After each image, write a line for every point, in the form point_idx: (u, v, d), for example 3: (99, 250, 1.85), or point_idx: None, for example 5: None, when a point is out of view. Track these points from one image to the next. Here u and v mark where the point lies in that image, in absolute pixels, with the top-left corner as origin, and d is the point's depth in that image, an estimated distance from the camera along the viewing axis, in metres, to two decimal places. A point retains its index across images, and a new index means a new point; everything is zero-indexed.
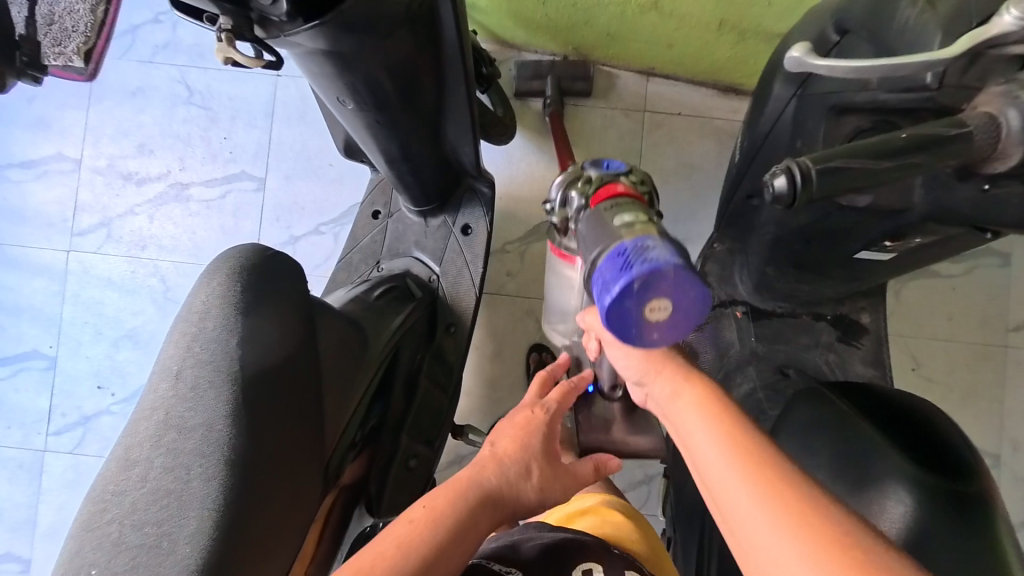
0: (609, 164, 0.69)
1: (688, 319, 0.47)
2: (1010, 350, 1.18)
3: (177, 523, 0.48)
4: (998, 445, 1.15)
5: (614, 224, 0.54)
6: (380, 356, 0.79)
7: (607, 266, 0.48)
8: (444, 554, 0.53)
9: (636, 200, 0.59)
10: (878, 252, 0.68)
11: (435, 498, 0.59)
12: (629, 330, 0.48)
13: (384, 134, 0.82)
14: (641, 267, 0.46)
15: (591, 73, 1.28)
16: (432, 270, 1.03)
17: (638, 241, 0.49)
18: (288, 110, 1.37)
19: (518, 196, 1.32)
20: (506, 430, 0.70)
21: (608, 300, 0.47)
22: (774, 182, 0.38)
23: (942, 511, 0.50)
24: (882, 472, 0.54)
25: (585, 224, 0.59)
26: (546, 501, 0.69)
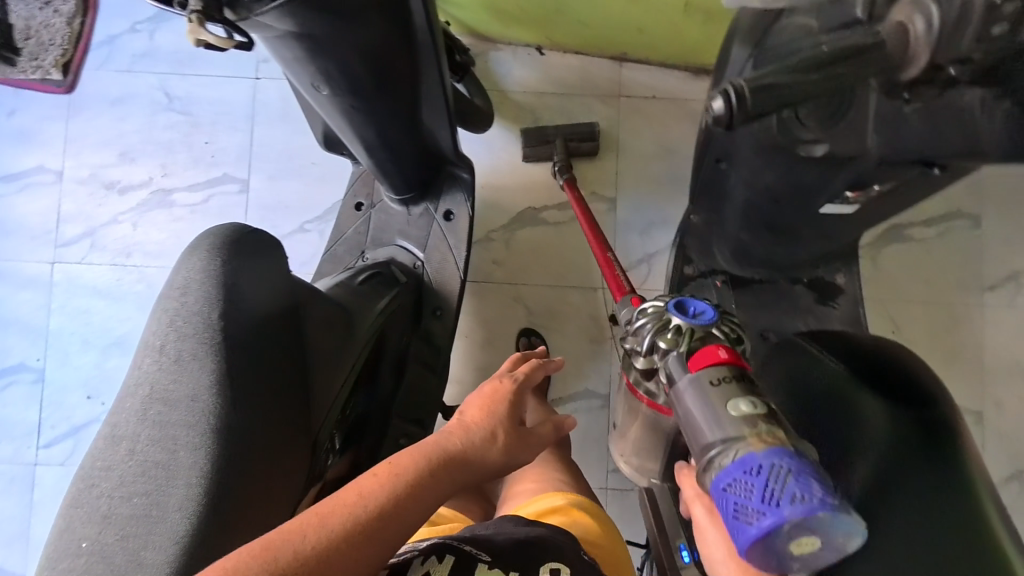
0: (694, 306, 0.60)
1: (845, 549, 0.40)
2: (985, 309, 1.21)
3: (165, 492, 0.49)
4: (982, 402, 1.17)
5: (732, 414, 0.46)
6: (366, 338, 0.80)
7: (737, 485, 0.42)
8: (398, 508, 0.53)
9: (745, 371, 0.50)
10: (841, 205, 0.71)
11: (399, 457, 0.59)
12: (767, 558, 0.42)
13: (361, 121, 0.84)
14: (790, 507, 0.39)
15: (594, 130, 1.30)
16: (416, 257, 1.04)
17: (772, 461, 0.41)
18: (268, 111, 1.38)
19: (501, 184, 1.34)
20: (474, 400, 0.71)
21: (751, 535, 0.40)
22: (713, 104, 0.39)
23: (913, 434, 0.50)
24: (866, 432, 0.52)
25: (689, 395, 0.50)
26: (513, 465, 0.68)
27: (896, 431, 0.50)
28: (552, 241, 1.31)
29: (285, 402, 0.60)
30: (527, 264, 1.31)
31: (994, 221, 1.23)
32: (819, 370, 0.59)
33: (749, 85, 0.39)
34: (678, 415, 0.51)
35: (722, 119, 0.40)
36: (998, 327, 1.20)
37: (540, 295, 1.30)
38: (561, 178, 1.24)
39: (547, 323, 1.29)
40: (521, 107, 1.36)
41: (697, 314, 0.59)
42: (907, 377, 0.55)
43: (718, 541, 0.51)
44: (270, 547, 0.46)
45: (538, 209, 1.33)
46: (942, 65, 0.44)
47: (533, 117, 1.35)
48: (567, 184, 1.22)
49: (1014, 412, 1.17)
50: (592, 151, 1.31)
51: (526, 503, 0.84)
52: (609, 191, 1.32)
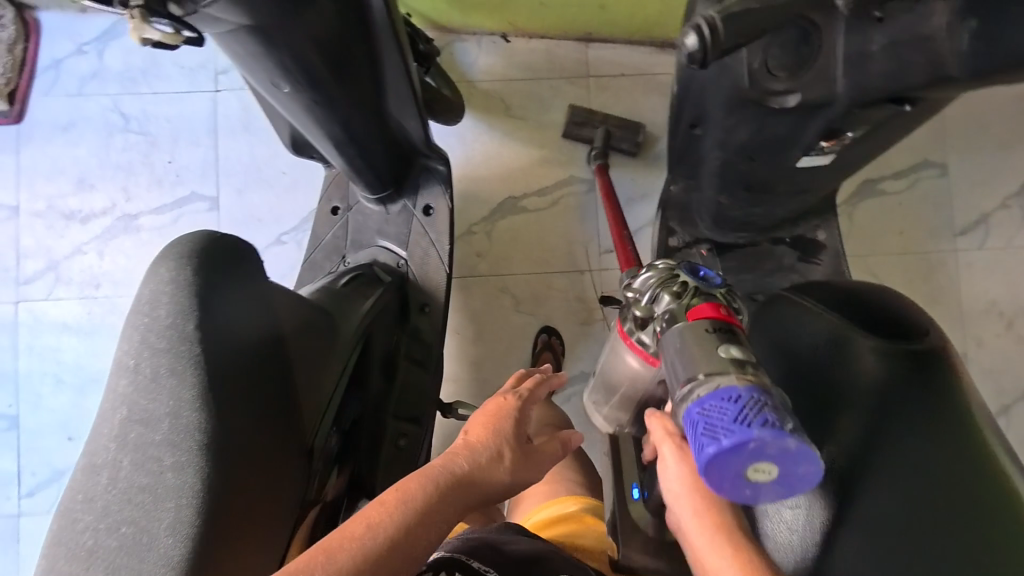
0: (704, 270, 0.60)
1: (790, 482, 0.45)
2: (959, 253, 1.24)
3: (154, 518, 0.45)
4: (963, 342, 1.21)
5: (721, 355, 0.49)
6: (352, 339, 0.77)
7: (714, 410, 0.46)
8: (409, 533, 0.52)
9: (734, 328, 0.53)
10: (818, 155, 0.71)
11: (405, 483, 0.57)
12: (724, 480, 0.46)
13: (326, 117, 0.82)
14: (760, 429, 0.43)
15: (638, 132, 1.29)
16: (398, 256, 1.02)
17: (752, 393, 0.46)
18: (231, 124, 1.34)
19: (477, 175, 1.32)
20: (476, 417, 0.67)
21: (713, 451, 0.44)
22: (687, 40, 0.43)
23: (905, 373, 0.55)
24: (868, 380, 0.56)
25: (676, 344, 0.52)
26: (518, 485, 0.65)
27: (896, 377, 0.55)
28: (535, 229, 1.30)
29: (275, 413, 0.57)
30: (512, 253, 1.30)
31: (959, 168, 1.27)
32: (818, 323, 0.61)
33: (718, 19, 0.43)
34: (665, 360, 0.54)
35: (697, 56, 0.44)
36: (974, 269, 1.24)
37: (527, 283, 1.29)
38: (595, 162, 1.26)
39: (537, 310, 1.28)
40: (490, 97, 1.34)
41: (705, 276, 0.59)
42: (895, 320, 0.59)
43: (677, 476, 0.56)
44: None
45: (517, 197, 1.32)
46: None
47: (504, 105, 1.34)
48: (599, 169, 1.24)
49: (995, 350, 1.21)
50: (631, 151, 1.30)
51: (538, 509, 0.84)
52: (586, 172, 1.32)
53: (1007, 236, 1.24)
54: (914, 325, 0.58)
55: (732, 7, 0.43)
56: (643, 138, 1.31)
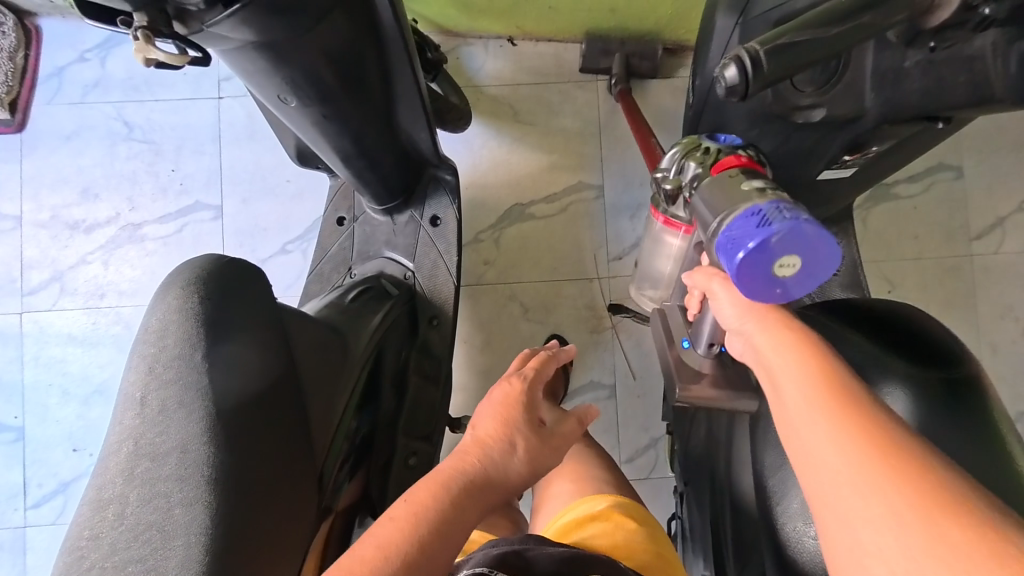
0: (723, 137, 0.67)
1: (818, 275, 0.45)
2: (976, 258, 1.22)
3: (163, 556, 0.43)
4: (979, 349, 1.18)
5: (746, 189, 0.51)
6: (362, 357, 0.75)
7: (733, 227, 0.47)
8: (426, 551, 0.49)
9: (756, 170, 0.57)
10: (839, 168, 0.69)
11: (416, 492, 0.54)
12: (754, 286, 0.46)
13: (335, 130, 0.80)
14: (780, 224, 0.44)
15: (657, 51, 1.29)
16: (406, 268, 1.00)
17: (773, 203, 0.47)
18: (234, 131, 1.33)
19: (485, 182, 1.30)
20: (485, 411, 0.66)
21: (743, 255, 0.45)
22: (726, 73, 0.40)
23: (941, 395, 0.53)
24: (908, 410, 0.54)
25: (703, 195, 0.56)
26: (538, 473, 0.64)
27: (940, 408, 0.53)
28: (543, 235, 1.29)
29: (291, 434, 0.56)
30: (520, 261, 1.28)
31: (976, 170, 1.24)
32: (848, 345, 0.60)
33: (762, 49, 0.38)
34: (696, 218, 0.58)
35: (738, 88, 0.40)
36: (991, 274, 1.21)
37: (535, 290, 1.27)
38: (617, 87, 1.25)
39: (545, 318, 1.26)
40: (498, 102, 1.33)
41: (724, 140, 0.66)
42: (929, 342, 0.57)
43: (732, 301, 0.50)
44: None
45: (525, 203, 1.30)
46: (976, 7, 0.41)
47: (511, 110, 1.32)
48: (622, 93, 1.23)
49: (1011, 358, 1.18)
50: (651, 72, 1.30)
51: (567, 509, 0.82)
52: (595, 177, 1.30)
53: None
54: (952, 349, 0.56)
55: (780, 37, 0.38)
56: (663, 60, 1.31)
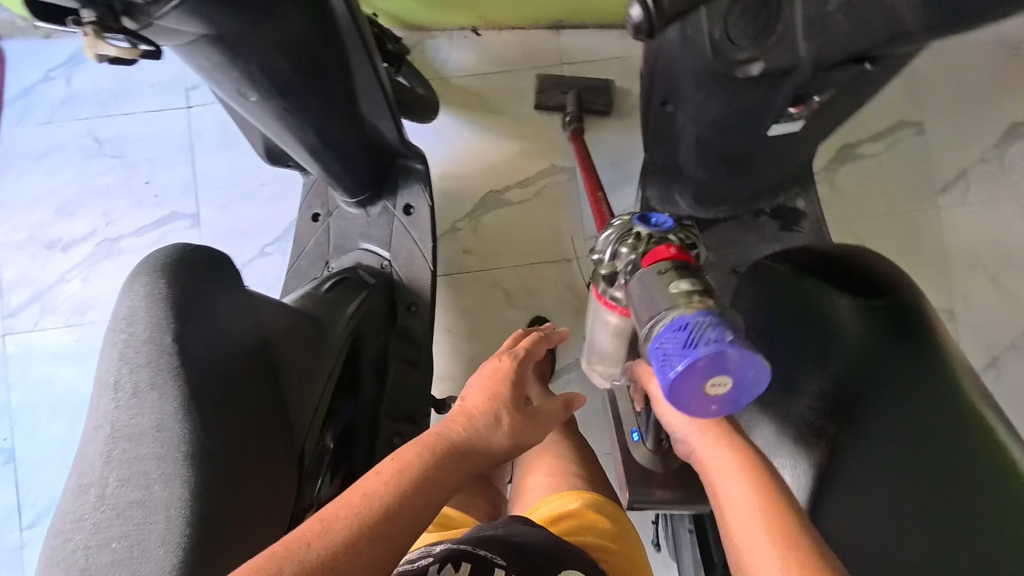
0: (655, 217, 0.66)
1: (749, 392, 0.47)
2: (942, 210, 1.25)
3: (145, 531, 0.44)
4: (951, 299, 1.21)
5: (672, 292, 0.51)
6: (340, 342, 0.76)
7: (664, 339, 0.48)
8: (408, 505, 0.51)
9: (688, 263, 0.55)
10: (788, 122, 0.72)
11: (403, 453, 0.56)
12: (687, 401, 0.48)
13: (298, 123, 0.81)
14: (706, 347, 0.45)
15: (610, 89, 1.30)
16: (382, 258, 1.01)
17: (700, 315, 0.48)
18: (206, 139, 1.33)
19: (459, 172, 1.32)
20: (474, 385, 0.69)
21: (671, 377, 0.46)
22: (634, 15, 0.49)
23: (878, 325, 0.57)
24: (844, 338, 0.58)
25: (638, 288, 0.55)
26: (520, 448, 0.66)
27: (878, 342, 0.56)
28: (520, 222, 1.29)
29: (263, 416, 0.57)
30: (499, 247, 1.28)
31: (935, 125, 1.28)
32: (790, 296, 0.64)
33: None
34: (632, 306, 0.57)
35: (644, 26, 0.50)
36: (958, 224, 1.24)
37: (516, 276, 1.27)
38: (571, 127, 1.25)
39: (527, 301, 1.25)
40: (466, 92, 1.34)
41: (656, 223, 0.64)
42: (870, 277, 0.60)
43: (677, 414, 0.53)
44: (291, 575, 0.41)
45: (500, 190, 1.30)
46: None
47: (480, 99, 1.34)
48: (575, 133, 1.23)
49: (985, 304, 1.20)
50: (606, 109, 1.30)
51: (542, 502, 0.82)
52: (567, 159, 1.31)
53: (988, 191, 1.25)
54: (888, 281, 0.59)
55: None
56: (616, 94, 1.32)
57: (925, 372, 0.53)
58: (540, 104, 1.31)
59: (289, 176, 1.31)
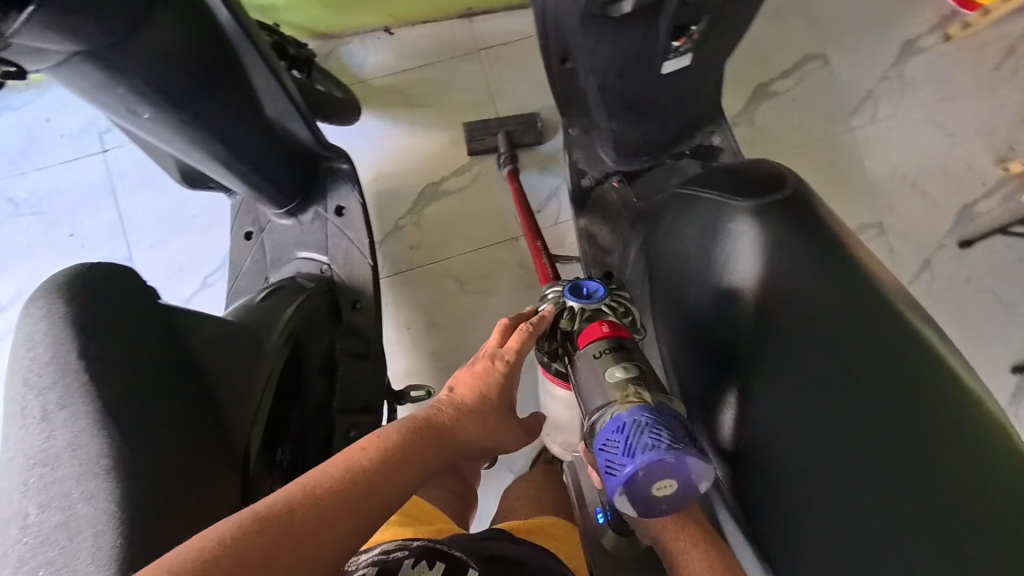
0: (588, 288, 0.73)
1: (690, 487, 0.58)
2: (857, 131, 1.31)
3: (70, 551, 0.40)
4: (878, 212, 1.27)
5: (609, 383, 0.62)
6: (280, 345, 0.75)
7: (610, 441, 0.59)
8: (383, 482, 0.50)
9: (621, 341, 0.66)
10: (677, 58, 0.74)
11: (389, 431, 0.56)
12: (641, 503, 0.59)
13: (202, 134, 0.79)
14: (642, 455, 0.56)
15: (537, 122, 1.29)
16: (320, 263, 0.99)
17: (634, 418, 0.58)
18: (128, 180, 1.29)
19: (393, 171, 1.31)
20: (465, 375, 0.67)
21: (620, 483, 0.57)
22: None
23: (780, 219, 0.60)
24: (756, 238, 0.60)
25: (580, 375, 0.66)
26: (483, 446, 0.67)
27: (784, 253, 0.58)
28: (462, 209, 1.29)
29: (193, 421, 0.56)
30: (445, 237, 1.28)
31: (837, 53, 1.35)
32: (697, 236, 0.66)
33: None
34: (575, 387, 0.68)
35: None
36: (873, 142, 1.30)
37: (467, 262, 1.26)
38: (505, 167, 1.24)
39: (481, 285, 1.25)
40: (388, 91, 1.34)
41: (589, 295, 0.72)
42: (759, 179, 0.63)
43: None
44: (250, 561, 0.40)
45: (437, 181, 1.30)
46: None
47: (403, 96, 1.34)
48: (509, 174, 1.22)
49: (910, 212, 1.27)
50: (536, 142, 1.30)
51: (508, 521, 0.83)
52: None
53: (894, 105, 1.32)
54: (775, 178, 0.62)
55: None
56: (544, 126, 1.32)
57: (828, 249, 0.57)
58: (473, 148, 1.28)
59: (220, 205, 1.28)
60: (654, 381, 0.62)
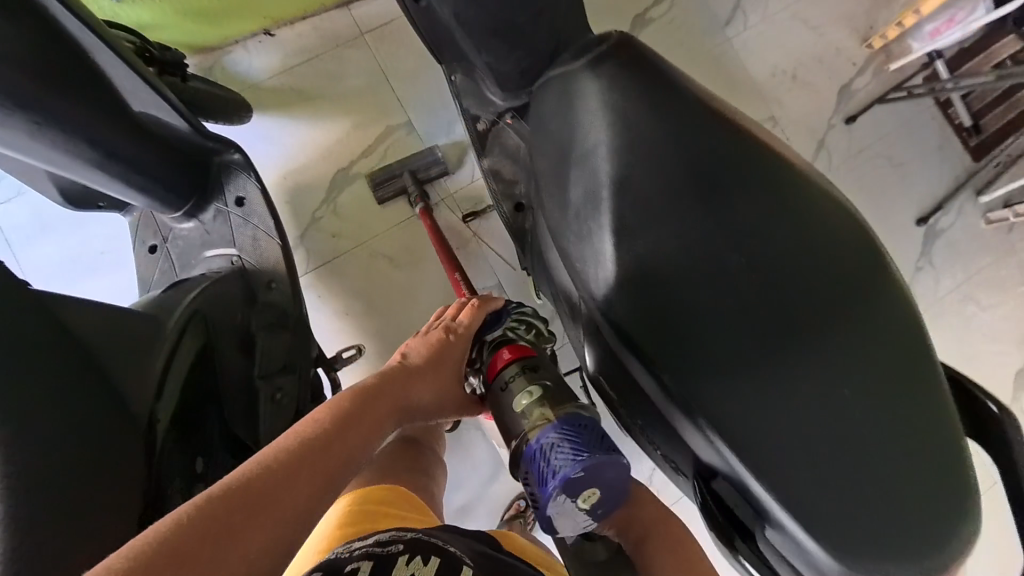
0: (492, 322, 0.79)
1: (607, 483, 0.63)
2: (734, 40, 1.38)
3: None
4: (767, 110, 1.34)
5: (518, 411, 0.66)
6: (182, 327, 0.73)
7: (528, 474, 0.63)
8: (346, 435, 0.56)
9: (525, 365, 0.70)
10: None
11: (355, 390, 0.62)
12: (572, 512, 0.63)
13: (62, 137, 0.78)
14: (554, 477, 0.61)
15: (437, 155, 1.26)
16: (229, 256, 0.97)
17: (540, 444, 0.63)
18: (24, 230, 1.22)
19: (301, 165, 1.30)
20: (421, 341, 0.75)
21: (546, 506, 0.62)
22: None
23: (631, 74, 0.59)
24: (602, 95, 0.59)
25: (497, 405, 0.71)
26: (430, 409, 0.72)
27: (637, 100, 0.57)
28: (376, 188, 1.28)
29: (82, 394, 0.56)
30: (365, 218, 1.27)
31: None
32: (552, 121, 0.63)
33: None
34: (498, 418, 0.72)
35: None
36: (750, 47, 1.37)
37: (391, 238, 1.26)
38: (417, 204, 1.20)
39: (410, 256, 1.25)
40: (278, 92, 1.32)
41: (494, 329, 0.77)
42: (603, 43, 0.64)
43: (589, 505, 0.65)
44: (246, 510, 0.44)
45: (346, 167, 1.30)
46: None
47: (294, 92, 1.32)
48: (422, 211, 1.18)
49: (794, 105, 1.35)
50: (444, 172, 1.27)
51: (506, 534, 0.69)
52: (400, 115, 1.32)
53: (764, 10, 1.38)
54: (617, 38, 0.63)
55: None
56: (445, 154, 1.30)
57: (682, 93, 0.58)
58: (381, 197, 1.25)
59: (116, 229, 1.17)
60: (558, 392, 0.67)
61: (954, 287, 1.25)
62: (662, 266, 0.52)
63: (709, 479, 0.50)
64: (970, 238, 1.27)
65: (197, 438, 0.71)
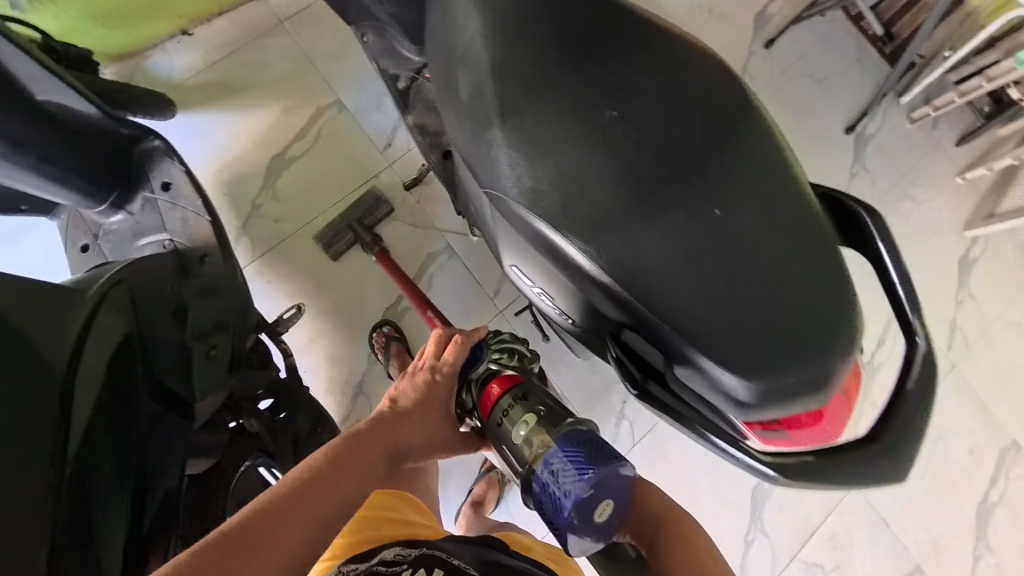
0: (471, 356, 0.74)
1: (623, 497, 0.58)
2: None
3: None
4: None
5: (517, 443, 0.63)
6: (104, 295, 0.70)
7: (541, 504, 0.58)
8: (317, 498, 0.56)
9: (515, 393, 0.67)
10: None
11: (333, 447, 0.62)
12: (596, 537, 0.58)
13: None
14: (568, 502, 0.56)
15: (378, 200, 1.24)
16: (161, 240, 0.96)
17: (547, 470, 0.58)
18: None
19: (235, 156, 1.29)
20: (408, 384, 0.72)
21: (565, 536, 0.57)
22: None
23: None
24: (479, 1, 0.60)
25: (494, 440, 0.67)
26: (425, 453, 0.70)
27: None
28: (315, 169, 1.28)
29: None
30: (306, 200, 1.26)
31: None
32: (439, 35, 0.63)
33: None
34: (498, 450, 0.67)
35: None
36: None
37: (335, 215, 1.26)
38: (374, 250, 1.18)
39: None
40: (204, 88, 1.31)
41: (473, 362, 0.73)
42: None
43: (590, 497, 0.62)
44: None
45: (282, 152, 1.29)
46: None
47: (219, 86, 1.32)
48: (381, 256, 1.18)
49: (714, 36, 1.37)
50: (388, 212, 1.25)
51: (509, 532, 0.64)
52: (329, 96, 1.32)
53: None
54: None
55: None
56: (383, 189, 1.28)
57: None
58: (334, 253, 1.22)
59: (47, 237, 1.12)
60: (554, 415, 0.63)
61: (890, 187, 1.28)
62: (547, 141, 0.56)
63: (620, 334, 0.55)
64: (898, 139, 1.31)
65: (134, 412, 0.67)
